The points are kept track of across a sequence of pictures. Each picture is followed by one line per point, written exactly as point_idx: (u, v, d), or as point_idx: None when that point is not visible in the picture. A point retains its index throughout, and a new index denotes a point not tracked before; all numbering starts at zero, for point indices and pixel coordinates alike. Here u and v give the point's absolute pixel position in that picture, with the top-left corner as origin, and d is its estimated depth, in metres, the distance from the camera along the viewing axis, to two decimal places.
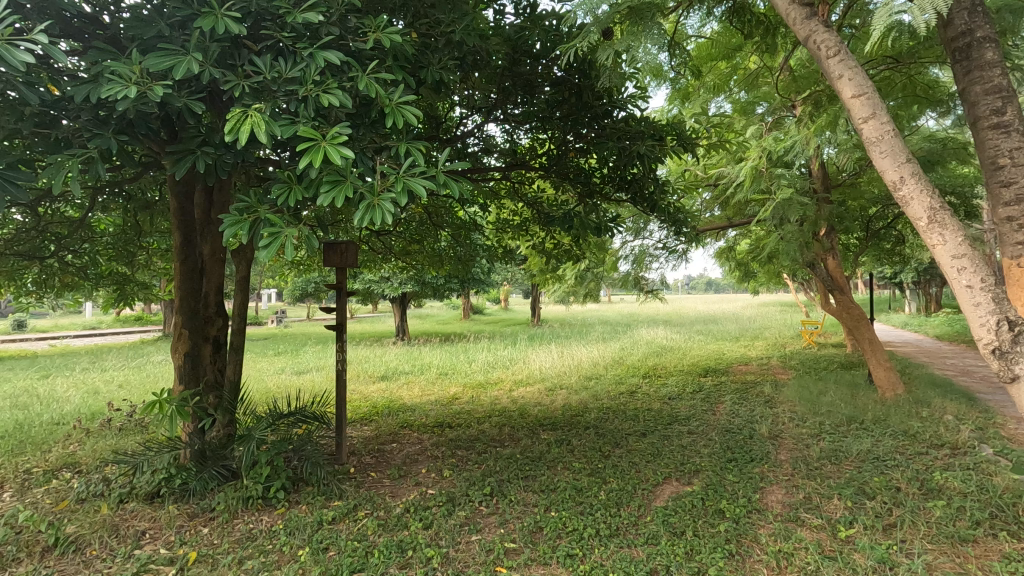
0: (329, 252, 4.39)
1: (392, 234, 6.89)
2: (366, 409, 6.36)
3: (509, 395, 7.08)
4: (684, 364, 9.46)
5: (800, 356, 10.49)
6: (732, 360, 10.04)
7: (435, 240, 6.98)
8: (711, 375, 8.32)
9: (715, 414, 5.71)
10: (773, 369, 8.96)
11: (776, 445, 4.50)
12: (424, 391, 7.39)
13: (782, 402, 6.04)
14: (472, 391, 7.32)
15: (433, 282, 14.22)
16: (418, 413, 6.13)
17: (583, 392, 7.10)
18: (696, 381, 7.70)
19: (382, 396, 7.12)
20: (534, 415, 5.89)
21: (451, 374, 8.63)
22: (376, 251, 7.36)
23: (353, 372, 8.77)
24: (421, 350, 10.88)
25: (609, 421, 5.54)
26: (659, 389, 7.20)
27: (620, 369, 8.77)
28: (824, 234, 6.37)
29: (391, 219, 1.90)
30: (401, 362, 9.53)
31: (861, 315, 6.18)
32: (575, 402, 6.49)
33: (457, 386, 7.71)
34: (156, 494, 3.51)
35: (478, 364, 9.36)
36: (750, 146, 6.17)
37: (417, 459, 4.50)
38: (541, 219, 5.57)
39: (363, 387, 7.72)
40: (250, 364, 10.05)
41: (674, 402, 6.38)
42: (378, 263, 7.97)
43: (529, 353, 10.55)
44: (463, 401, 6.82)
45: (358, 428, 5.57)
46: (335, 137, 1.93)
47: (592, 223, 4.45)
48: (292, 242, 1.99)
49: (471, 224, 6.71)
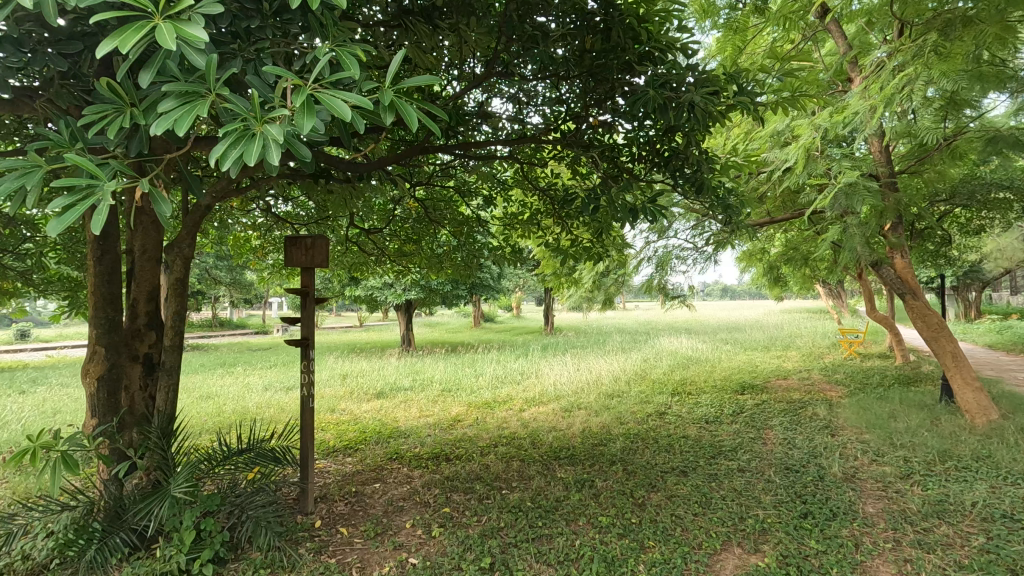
0: (290, 248, 3.50)
1: (384, 233, 6.05)
2: (352, 435, 5.47)
3: (520, 416, 6.17)
4: (715, 379, 8.47)
5: (845, 369, 9.42)
6: (770, 374, 9.00)
7: (433, 240, 6.11)
8: (750, 392, 7.33)
9: (767, 444, 4.73)
10: (819, 385, 7.91)
11: (858, 492, 3.53)
12: (423, 412, 6.48)
13: (846, 430, 5.05)
14: (477, 412, 6.39)
15: (439, 288, 13.39)
16: (413, 440, 5.25)
17: (604, 413, 6.17)
18: (735, 401, 6.69)
19: (373, 419, 6.22)
20: (548, 444, 4.98)
21: (455, 390, 7.73)
22: (368, 257, 6.46)
23: (347, 388, 7.92)
24: (425, 362, 10.02)
25: (640, 453, 4.59)
26: (694, 409, 6.23)
27: (644, 384, 7.81)
28: (890, 228, 5.29)
29: (280, 154, 1.03)
30: (400, 376, 8.65)
31: (940, 324, 5.19)
32: (596, 427, 5.54)
33: (460, 405, 6.82)
34: (46, 568, 2.65)
35: (486, 379, 8.46)
36: (800, 124, 5.25)
37: (403, 507, 3.61)
38: (557, 209, 4.66)
39: (356, 406, 6.86)
40: (238, 378, 9.25)
41: (714, 427, 5.42)
42: (374, 269, 7.11)
43: (543, 365, 9.63)
44: (466, 424, 5.92)
45: (339, 460, 4.70)
46: (182, 12, 1.08)
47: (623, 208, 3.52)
48: (113, 203, 1.14)
49: (475, 221, 5.79)
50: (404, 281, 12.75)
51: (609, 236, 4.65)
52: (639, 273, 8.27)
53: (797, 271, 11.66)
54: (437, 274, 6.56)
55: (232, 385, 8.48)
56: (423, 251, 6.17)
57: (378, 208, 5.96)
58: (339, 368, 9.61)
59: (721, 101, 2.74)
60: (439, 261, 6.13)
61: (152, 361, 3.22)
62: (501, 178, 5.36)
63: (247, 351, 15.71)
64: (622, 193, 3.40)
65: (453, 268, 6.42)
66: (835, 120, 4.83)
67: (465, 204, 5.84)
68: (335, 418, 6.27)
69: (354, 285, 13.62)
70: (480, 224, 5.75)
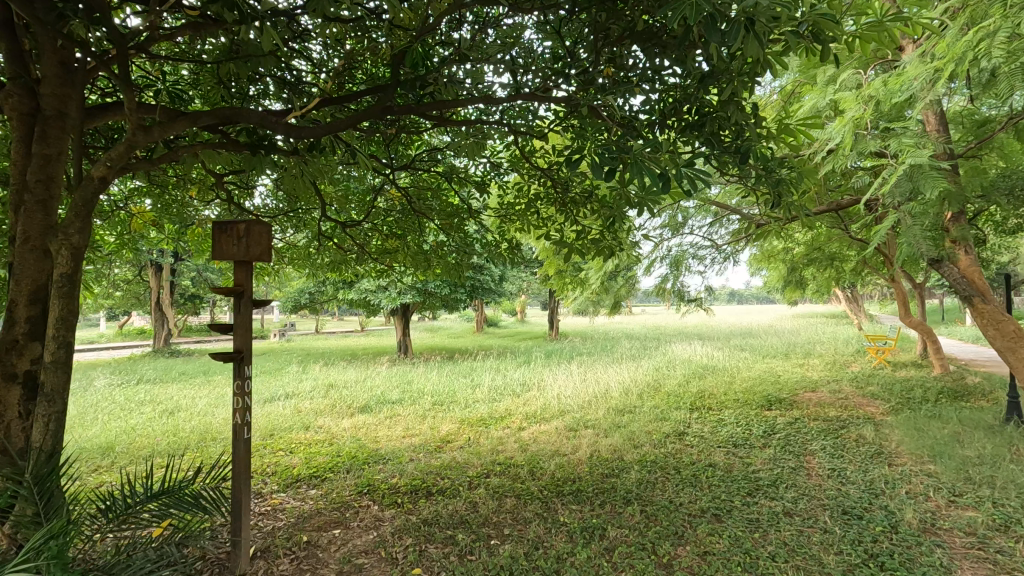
0: (219, 235, 2.75)
1: (363, 226, 5.31)
2: (323, 461, 4.70)
3: (518, 437, 5.40)
4: (736, 390, 7.68)
5: (878, 379, 8.59)
6: (796, 386, 8.17)
7: (419, 235, 5.36)
8: (777, 408, 6.53)
9: (812, 478, 3.93)
10: (854, 398, 7.08)
11: (947, 552, 2.75)
12: (408, 432, 5.71)
13: (905, 459, 4.23)
14: (470, 432, 5.61)
15: (437, 291, 12.64)
16: (392, 468, 4.49)
17: (615, 432, 5.39)
18: (763, 419, 5.88)
19: (351, 439, 5.45)
20: (549, 475, 4.20)
21: (448, 404, 6.96)
22: (345, 256, 5.71)
23: (329, 401, 7.17)
24: (418, 371, 9.26)
25: (659, 489, 3.80)
26: (718, 430, 5.42)
27: (658, 398, 7.00)
28: (953, 220, 4.50)
29: None
30: (389, 387, 7.89)
31: (1018, 330, 4.51)
32: (606, 452, 4.75)
33: (452, 422, 6.05)
34: None
35: (482, 391, 7.68)
36: (845, 97, 4.45)
37: (364, 566, 2.85)
38: (562, 193, 3.88)
39: (335, 423, 6.11)
40: (215, 389, 8.52)
41: (743, 453, 4.62)
42: (355, 271, 6.34)
43: (546, 375, 8.85)
44: (456, 446, 5.16)
45: (298, 496, 3.93)
46: None
47: (656, 172, 2.63)
48: None
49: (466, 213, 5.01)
50: (399, 285, 12.02)
51: (623, 227, 3.87)
52: (651, 273, 7.49)
53: (820, 273, 10.83)
54: (424, 274, 5.80)
55: (204, 397, 7.73)
56: (408, 247, 5.40)
57: (355, 199, 5.21)
58: (324, 378, 8.85)
59: (785, 26, 1.95)
60: (425, 260, 5.34)
61: (35, 382, 2.53)
62: (496, 162, 4.60)
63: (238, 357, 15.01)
64: (648, 153, 2.57)
65: (442, 267, 5.67)
66: (890, 89, 4.04)
67: (455, 193, 5.08)
68: (308, 438, 5.50)
69: (347, 287, 12.89)
70: (471, 215, 4.96)
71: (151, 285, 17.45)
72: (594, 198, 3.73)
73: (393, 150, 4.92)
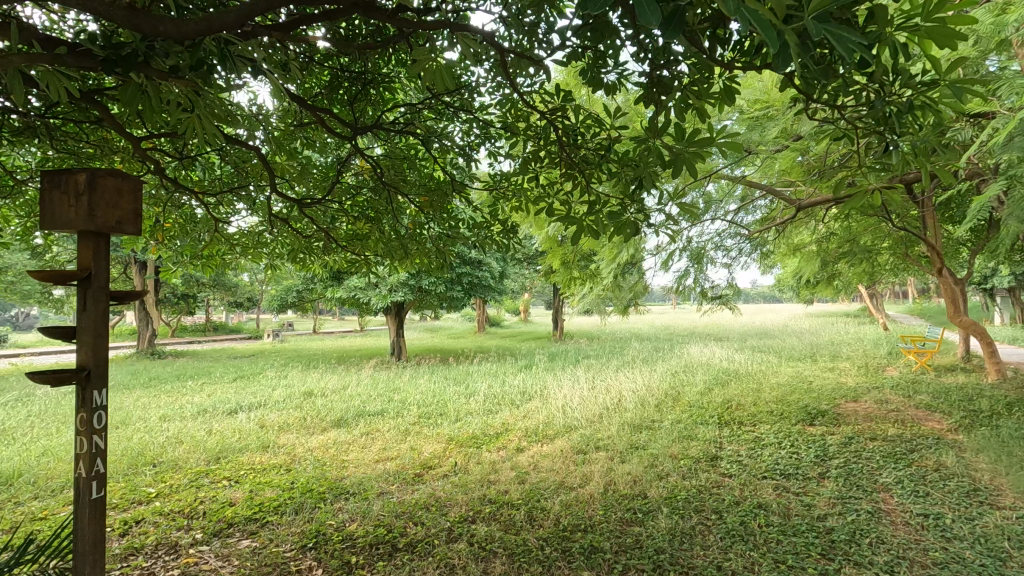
0: (50, 191, 1.82)
1: (326, 205, 4.37)
2: (271, 496, 3.76)
3: (514, 461, 4.46)
4: (767, 401, 6.72)
5: (924, 386, 7.62)
6: (834, 395, 7.16)
7: (394, 217, 4.41)
8: (822, 422, 5.56)
9: (902, 530, 2.97)
10: (908, 411, 6.08)
11: None
12: (385, 454, 4.76)
13: (1014, 502, 3.27)
14: (458, 455, 4.65)
15: (431, 288, 11.74)
16: (353, 506, 3.57)
17: (632, 456, 4.44)
18: (811, 439, 4.89)
19: (315, 464, 4.50)
20: (553, 520, 3.25)
21: (436, 417, 6.05)
22: (307, 245, 4.76)
23: (300, 414, 6.23)
24: (406, 377, 8.34)
25: (699, 546, 2.86)
26: (759, 454, 4.44)
27: (680, 410, 6.04)
28: None
29: None
30: (370, 397, 6.94)
31: None
32: (625, 486, 3.79)
33: (438, 440, 5.12)
34: None
35: (476, 401, 6.72)
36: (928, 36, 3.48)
37: None
38: (567, 152, 2.90)
39: (301, 442, 5.18)
40: (177, 398, 7.59)
41: (796, 487, 3.68)
42: (327, 264, 5.41)
43: (549, 381, 7.89)
44: (438, 474, 4.22)
45: (222, 553, 2.99)
46: None
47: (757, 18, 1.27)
48: None
49: (448, 186, 4.04)
50: (390, 281, 11.08)
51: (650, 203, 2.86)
52: (669, 267, 6.54)
53: (849, 268, 9.86)
54: (401, 266, 4.85)
55: (161, 408, 6.82)
56: (379, 231, 4.44)
57: (315, 171, 4.26)
58: (301, 385, 7.90)
59: None
60: (400, 247, 4.37)
61: None
62: (485, 120, 3.65)
63: (225, 359, 14.14)
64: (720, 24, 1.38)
65: (423, 256, 4.71)
66: (998, 17, 3.06)
67: (436, 162, 4.12)
68: (264, 462, 4.57)
69: (336, 284, 11.98)
70: (454, 188, 4.00)
71: (136, 284, 16.64)
72: (610, 156, 2.78)
73: (360, 109, 3.98)
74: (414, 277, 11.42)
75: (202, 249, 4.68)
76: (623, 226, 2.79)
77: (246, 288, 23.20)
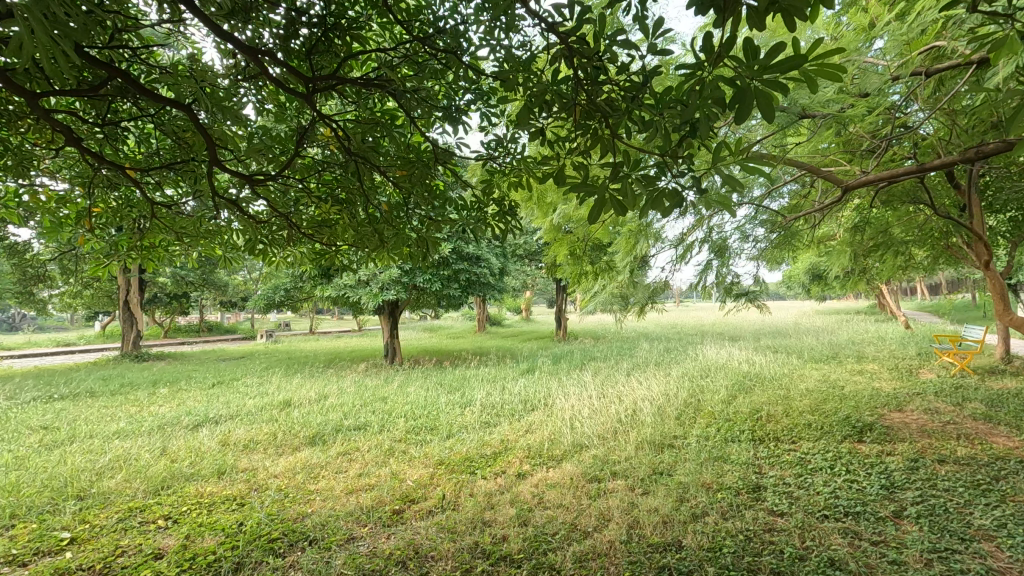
0: None
1: (286, 182, 3.60)
2: (209, 546, 3.00)
3: (514, 493, 3.70)
4: (802, 411, 5.94)
5: (972, 392, 6.84)
6: (874, 403, 6.38)
7: (369, 200, 3.63)
8: (873, 439, 4.78)
9: None
10: (966, 423, 5.31)
11: None
12: (360, 482, 3.99)
13: None
14: (446, 485, 3.88)
15: (426, 286, 11.00)
16: (308, 560, 2.81)
17: (656, 487, 3.68)
18: (866, 461, 4.13)
19: (275, 497, 3.74)
20: None
21: (426, 432, 5.29)
22: (264, 236, 3.98)
23: (271, 428, 5.47)
24: (397, 384, 7.58)
25: None
26: (811, 484, 3.67)
27: (705, 424, 5.27)
28: None
29: None
30: (353, 408, 6.17)
31: None
32: (653, 532, 3.03)
33: (425, 464, 4.36)
34: None
35: (472, 413, 5.95)
36: None
37: None
38: (585, 98, 2.12)
39: (265, 465, 4.43)
40: (140, 409, 6.83)
41: (871, 535, 2.91)
42: (294, 259, 4.63)
43: (554, 388, 7.12)
44: (422, 512, 3.47)
45: None
46: None
47: None
48: None
49: (430, 156, 3.26)
50: (381, 278, 10.30)
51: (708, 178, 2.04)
52: (687, 260, 5.77)
53: (878, 261, 9.09)
54: (376, 260, 4.06)
55: (118, 421, 6.06)
56: (348, 216, 3.66)
57: (270, 141, 3.48)
58: (280, 393, 7.13)
59: None
60: (373, 234, 3.58)
61: None
62: (475, 70, 2.88)
63: (209, 362, 13.39)
64: None
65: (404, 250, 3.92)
66: None
67: (417, 129, 3.35)
68: (215, 494, 3.81)
69: (325, 282, 11.21)
70: (437, 159, 3.21)
71: (119, 283, 15.89)
72: (643, 99, 2.02)
73: (321, 63, 3.22)
74: (407, 274, 10.64)
75: (139, 240, 3.92)
76: (660, 195, 2.01)
77: (238, 287, 22.44)
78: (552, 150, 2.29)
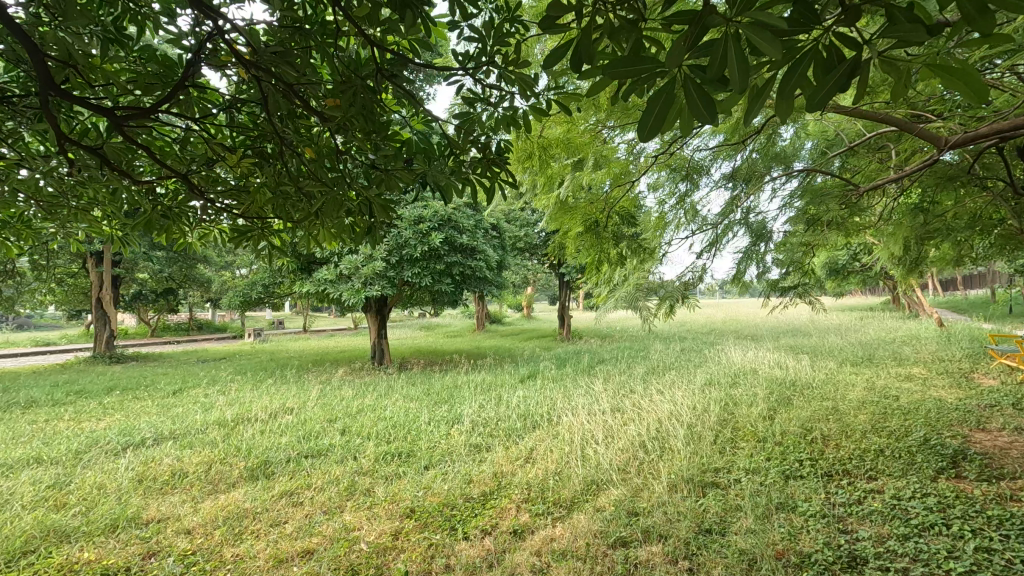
0: None
1: (168, 118, 2.42)
2: None
3: (506, 565, 2.62)
4: (864, 431, 4.82)
5: None
6: (947, 420, 5.26)
7: (291, 149, 2.44)
8: (977, 474, 3.66)
9: None
10: None
11: None
12: (296, 544, 2.90)
13: None
14: (412, 551, 2.80)
15: (415, 282, 9.91)
16: None
17: (708, 560, 2.59)
18: (990, 512, 3.01)
19: (170, 571, 2.65)
20: None
21: (398, 462, 4.21)
22: (157, 207, 2.85)
23: (209, 455, 4.39)
24: (374, 395, 6.50)
25: None
26: (929, 556, 2.57)
27: (751, 453, 4.17)
28: None
29: None
30: (315, 427, 5.08)
31: None
32: None
33: (389, 513, 3.28)
34: None
35: (460, 434, 4.85)
36: None
37: None
38: None
39: (178, 513, 3.35)
40: (70, 425, 5.78)
41: None
42: (216, 243, 3.51)
43: (559, 399, 6.03)
44: None
45: None
46: None
47: None
48: None
49: (371, 70, 2.10)
50: (363, 272, 9.19)
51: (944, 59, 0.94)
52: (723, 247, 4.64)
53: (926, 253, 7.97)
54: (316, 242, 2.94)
55: (33, 443, 4.99)
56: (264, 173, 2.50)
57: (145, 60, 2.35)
58: (238, 407, 6.05)
59: None
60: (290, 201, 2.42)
61: None
62: None
63: (185, 363, 12.31)
64: None
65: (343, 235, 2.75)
66: None
67: (359, 38, 2.22)
68: (91, 566, 2.74)
69: (304, 277, 10.13)
70: (382, 74, 2.06)
71: (92, 279, 14.85)
72: None
73: None
74: (394, 269, 9.54)
75: None
76: (799, 61, 0.99)
77: (225, 283, 21.38)
78: (564, 4, 1.21)
